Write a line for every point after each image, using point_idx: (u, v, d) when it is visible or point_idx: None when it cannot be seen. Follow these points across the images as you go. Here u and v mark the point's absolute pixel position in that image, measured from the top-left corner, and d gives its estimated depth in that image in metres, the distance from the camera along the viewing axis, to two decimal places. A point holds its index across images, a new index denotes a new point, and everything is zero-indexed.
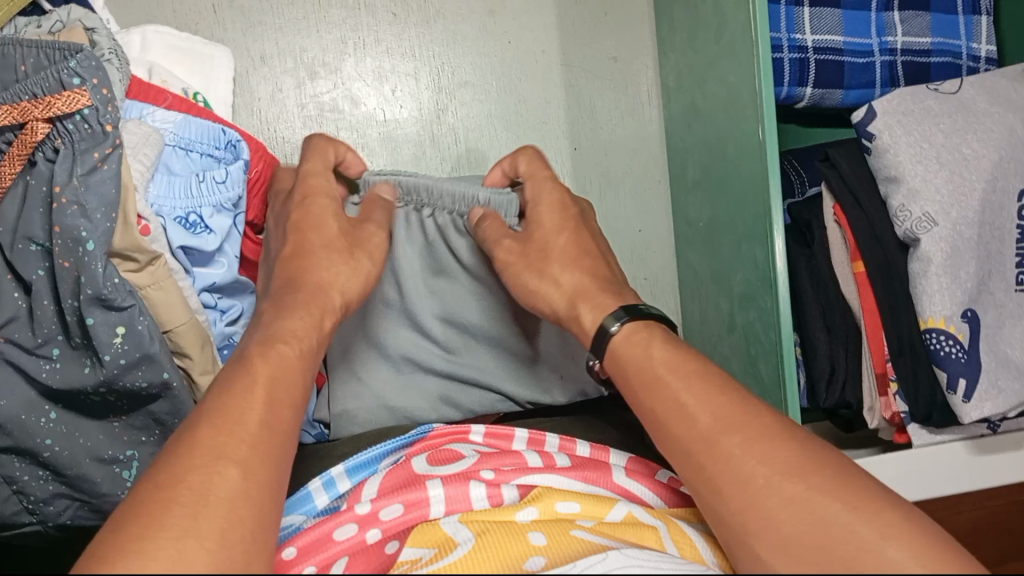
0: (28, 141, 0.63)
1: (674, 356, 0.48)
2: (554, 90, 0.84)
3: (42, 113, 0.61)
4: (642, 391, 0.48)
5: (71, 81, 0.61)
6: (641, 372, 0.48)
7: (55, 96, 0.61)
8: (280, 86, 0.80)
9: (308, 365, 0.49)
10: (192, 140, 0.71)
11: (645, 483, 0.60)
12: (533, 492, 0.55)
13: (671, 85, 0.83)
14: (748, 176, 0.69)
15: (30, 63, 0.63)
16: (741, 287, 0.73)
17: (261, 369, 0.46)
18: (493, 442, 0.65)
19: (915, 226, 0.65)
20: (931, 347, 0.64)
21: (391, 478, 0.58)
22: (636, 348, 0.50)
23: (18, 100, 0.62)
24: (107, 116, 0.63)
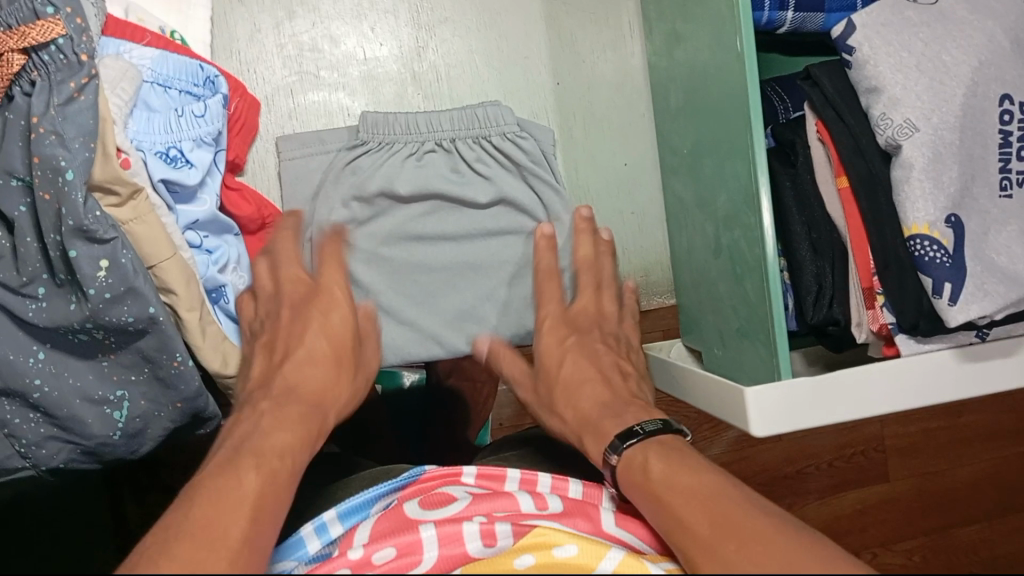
0: (4, 74, 0.62)
1: (677, 465, 0.55)
2: (535, 24, 0.84)
3: (17, 43, 0.61)
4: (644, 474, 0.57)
5: (45, 10, 0.62)
6: (656, 456, 0.58)
7: (29, 26, 0.61)
8: (258, 26, 0.79)
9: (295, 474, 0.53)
10: (170, 76, 0.71)
11: (636, 531, 0.59)
12: (528, 535, 0.54)
13: (652, 16, 0.82)
14: (727, 92, 0.69)
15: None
16: (725, 208, 0.73)
17: (243, 473, 0.49)
18: (485, 481, 0.64)
19: (896, 133, 0.65)
20: (916, 253, 0.64)
21: (384, 522, 0.57)
22: (638, 461, 0.59)
23: None
24: (82, 46, 0.63)
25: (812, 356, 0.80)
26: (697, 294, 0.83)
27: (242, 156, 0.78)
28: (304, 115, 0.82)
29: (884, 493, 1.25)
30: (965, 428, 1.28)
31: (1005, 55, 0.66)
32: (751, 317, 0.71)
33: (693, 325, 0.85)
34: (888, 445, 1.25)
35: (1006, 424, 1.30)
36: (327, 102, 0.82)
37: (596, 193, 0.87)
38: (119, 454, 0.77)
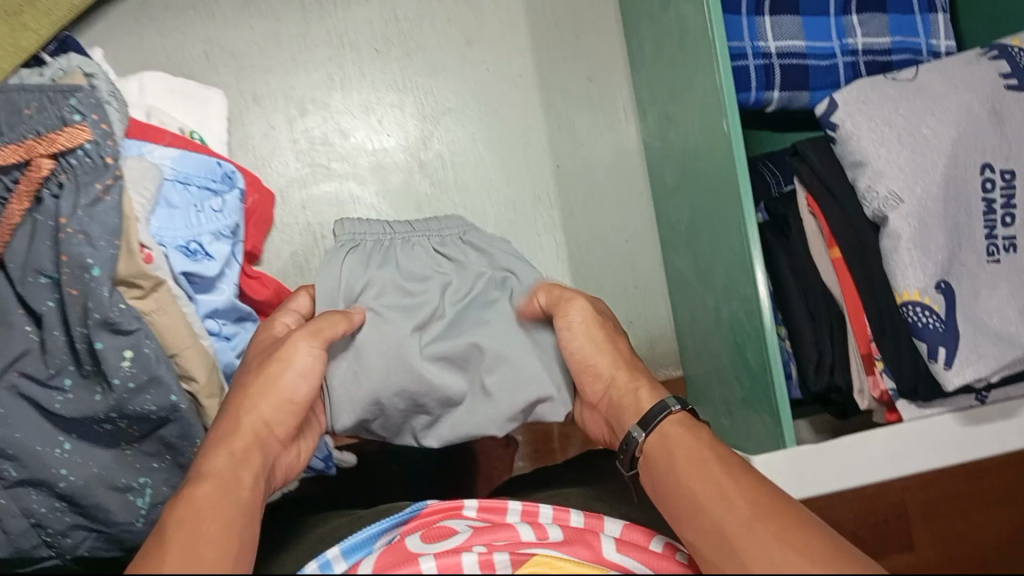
0: (34, 178, 0.66)
1: (720, 445, 0.53)
2: (534, 110, 0.88)
3: (46, 149, 0.65)
4: (681, 460, 0.52)
5: (73, 118, 0.66)
6: (692, 455, 0.52)
7: (58, 133, 0.65)
8: (272, 124, 0.84)
9: (262, 438, 0.54)
10: (190, 174, 0.75)
11: (640, 557, 0.51)
12: (528, 561, 0.48)
13: (645, 99, 0.87)
14: (718, 170, 0.73)
15: (35, 106, 0.66)
16: (723, 280, 0.75)
17: (218, 455, 0.51)
18: (488, 516, 0.58)
19: (883, 205, 0.68)
20: (910, 320, 0.66)
21: (386, 558, 0.51)
22: (681, 429, 0.55)
23: (23, 140, 0.66)
24: (107, 150, 0.67)
25: (820, 424, 0.80)
26: (702, 365, 0.84)
27: (258, 246, 0.81)
28: (315, 205, 0.85)
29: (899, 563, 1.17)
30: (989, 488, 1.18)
31: (982, 126, 0.69)
32: (754, 387, 0.72)
33: (703, 396, 0.86)
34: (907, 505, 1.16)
35: None
36: (339, 192, 0.85)
37: (600, 269, 0.89)
38: (141, 542, 0.77)
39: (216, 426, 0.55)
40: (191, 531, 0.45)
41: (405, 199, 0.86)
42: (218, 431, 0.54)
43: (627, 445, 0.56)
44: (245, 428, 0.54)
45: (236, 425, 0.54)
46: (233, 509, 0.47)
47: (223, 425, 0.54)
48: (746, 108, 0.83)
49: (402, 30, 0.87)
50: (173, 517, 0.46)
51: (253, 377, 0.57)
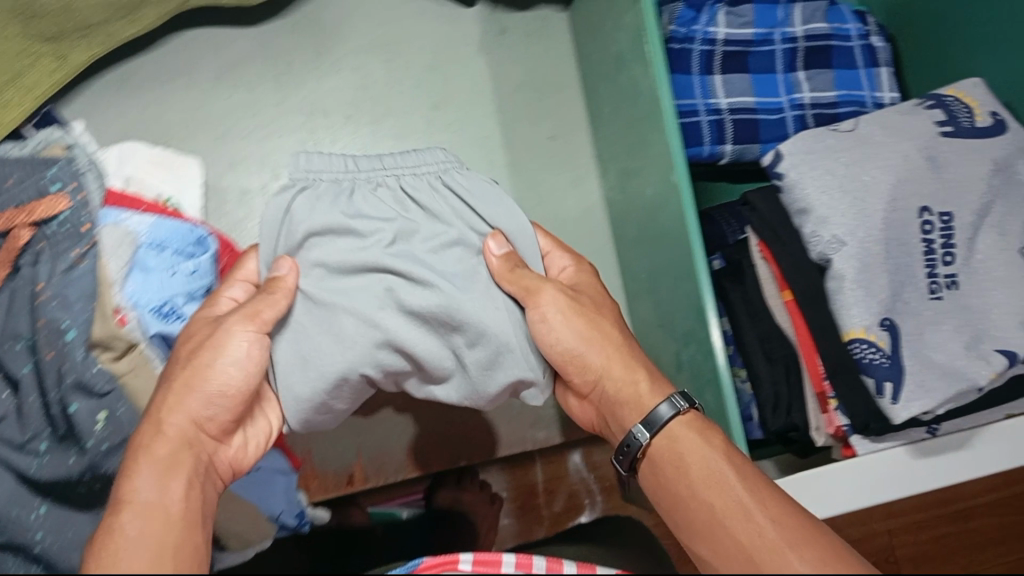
0: (13, 248, 0.73)
1: (730, 458, 0.63)
2: (498, 168, 0.92)
3: (27, 218, 0.73)
4: (704, 476, 0.62)
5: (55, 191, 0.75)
6: (704, 468, 0.63)
7: (37, 204, 0.74)
8: (248, 189, 0.88)
9: (217, 417, 0.60)
10: (164, 238, 0.77)
11: None
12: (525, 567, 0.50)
13: (606, 155, 0.90)
14: (671, 223, 0.76)
15: (15, 180, 0.74)
16: (682, 325, 0.77)
17: (170, 439, 0.57)
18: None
19: (827, 248, 0.71)
20: (857, 357, 0.69)
21: None
22: (693, 434, 0.65)
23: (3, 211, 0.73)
24: (85, 217, 0.75)
25: (785, 464, 0.82)
26: None
27: None
28: None
29: None
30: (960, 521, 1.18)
31: (920, 172, 0.73)
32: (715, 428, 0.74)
33: None
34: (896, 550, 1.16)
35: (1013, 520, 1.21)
36: None
37: None
38: None
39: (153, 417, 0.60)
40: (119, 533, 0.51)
41: None
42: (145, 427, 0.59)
43: (630, 446, 0.66)
44: (179, 416, 0.59)
45: (163, 422, 0.58)
46: (159, 521, 0.52)
47: (155, 417, 0.59)
48: (700, 160, 0.87)
49: (370, 97, 0.91)
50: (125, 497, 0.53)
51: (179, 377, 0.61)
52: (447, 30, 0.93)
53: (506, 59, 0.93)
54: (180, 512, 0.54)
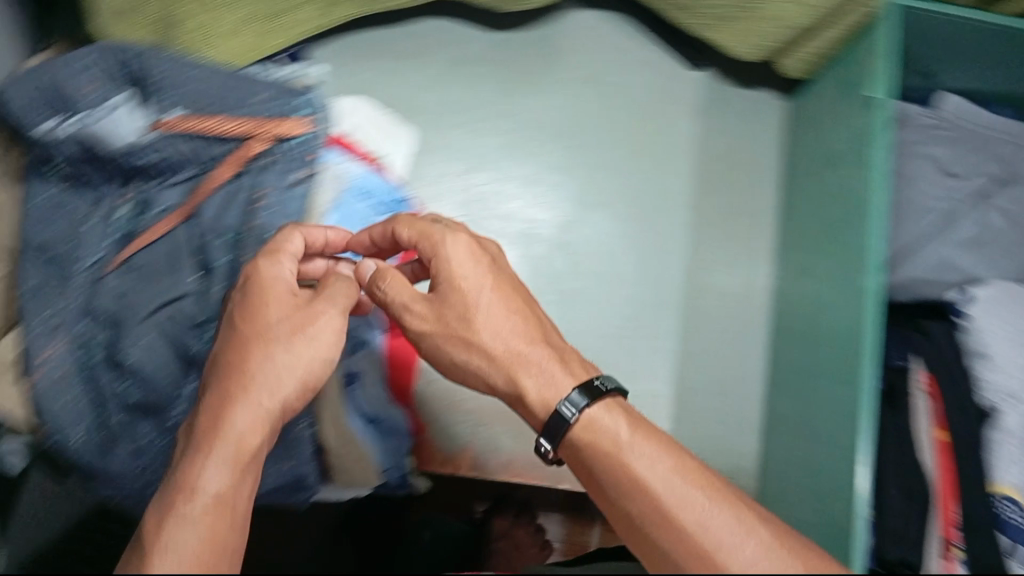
0: (243, 155, 0.79)
1: (640, 438, 0.63)
2: (680, 225, 0.92)
3: (272, 130, 0.79)
4: (602, 466, 0.62)
5: (298, 110, 0.80)
6: (614, 460, 0.62)
7: (280, 121, 0.79)
8: (444, 172, 0.91)
9: (244, 465, 0.61)
10: (371, 189, 0.85)
11: None
12: None
13: (789, 247, 0.89)
14: (844, 331, 0.74)
15: (268, 95, 0.79)
16: (824, 431, 0.76)
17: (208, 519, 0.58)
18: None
19: (999, 400, 0.75)
20: (1000, 513, 0.72)
21: None
22: (618, 415, 0.64)
23: (255, 118, 0.79)
24: (311, 147, 0.80)
25: None
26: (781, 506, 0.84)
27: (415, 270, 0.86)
28: None
29: None
30: None
31: None
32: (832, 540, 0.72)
33: None
34: None
35: None
36: None
37: (702, 389, 0.90)
38: None
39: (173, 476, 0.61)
40: (165, 554, 0.56)
41: (542, 269, 0.91)
42: (212, 419, 0.63)
43: (554, 422, 0.64)
44: (254, 421, 0.63)
45: (244, 409, 0.63)
46: (229, 514, 0.59)
47: (226, 436, 0.61)
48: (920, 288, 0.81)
49: (577, 124, 0.93)
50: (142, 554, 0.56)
51: (226, 371, 0.65)
52: (667, 82, 0.94)
53: (716, 126, 0.94)
54: (237, 511, 0.60)
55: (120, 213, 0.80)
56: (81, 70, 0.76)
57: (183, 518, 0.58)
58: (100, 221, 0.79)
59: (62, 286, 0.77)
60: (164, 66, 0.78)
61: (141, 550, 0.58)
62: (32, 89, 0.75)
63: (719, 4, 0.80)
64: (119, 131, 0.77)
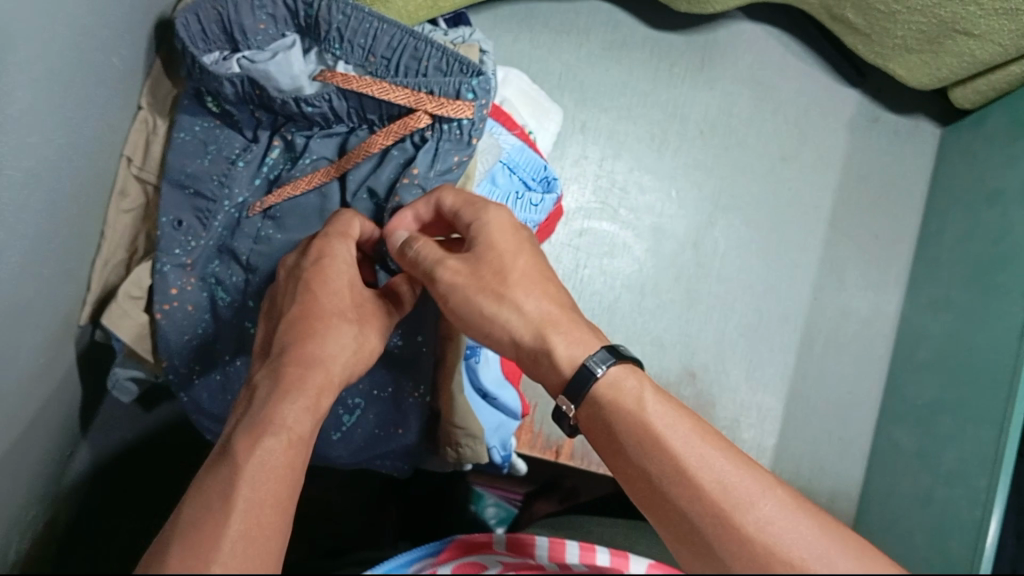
0: (408, 125, 0.73)
1: (666, 408, 0.54)
2: (814, 240, 0.92)
3: (431, 109, 0.71)
4: (627, 439, 0.54)
5: (465, 94, 0.70)
6: (630, 426, 0.54)
7: (447, 101, 0.71)
8: (586, 154, 0.92)
9: (304, 439, 0.53)
10: (519, 164, 0.81)
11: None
12: None
13: (923, 278, 0.88)
14: (991, 370, 0.73)
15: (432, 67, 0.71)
16: (950, 465, 0.75)
17: (245, 485, 0.48)
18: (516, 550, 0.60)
19: None
20: None
21: None
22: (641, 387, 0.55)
23: (417, 91, 0.71)
24: (477, 131, 0.72)
25: None
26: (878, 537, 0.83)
27: None
28: (592, 238, 0.91)
29: None
30: None
31: None
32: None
33: None
34: None
35: None
36: (615, 236, 0.91)
37: (814, 406, 0.89)
38: (338, 458, 0.81)
39: (219, 452, 0.52)
40: (224, 504, 0.47)
41: (669, 265, 0.91)
42: (291, 364, 0.57)
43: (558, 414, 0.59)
44: (320, 380, 0.56)
45: (330, 367, 0.58)
46: (294, 463, 0.51)
47: (302, 388, 0.55)
48: None
49: (725, 126, 0.93)
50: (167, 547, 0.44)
51: (299, 325, 0.60)
52: (823, 95, 0.93)
53: (865, 146, 0.93)
54: (302, 465, 0.52)
55: (270, 156, 0.78)
56: (257, 9, 0.74)
57: (240, 464, 0.49)
58: (246, 162, 0.77)
59: (203, 222, 0.77)
60: (337, 15, 0.72)
61: (189, 503, 0.48)
62: (202, 21, 0.75)
63: (908, 32, 0.79)
64: (283, 80, 0.74)
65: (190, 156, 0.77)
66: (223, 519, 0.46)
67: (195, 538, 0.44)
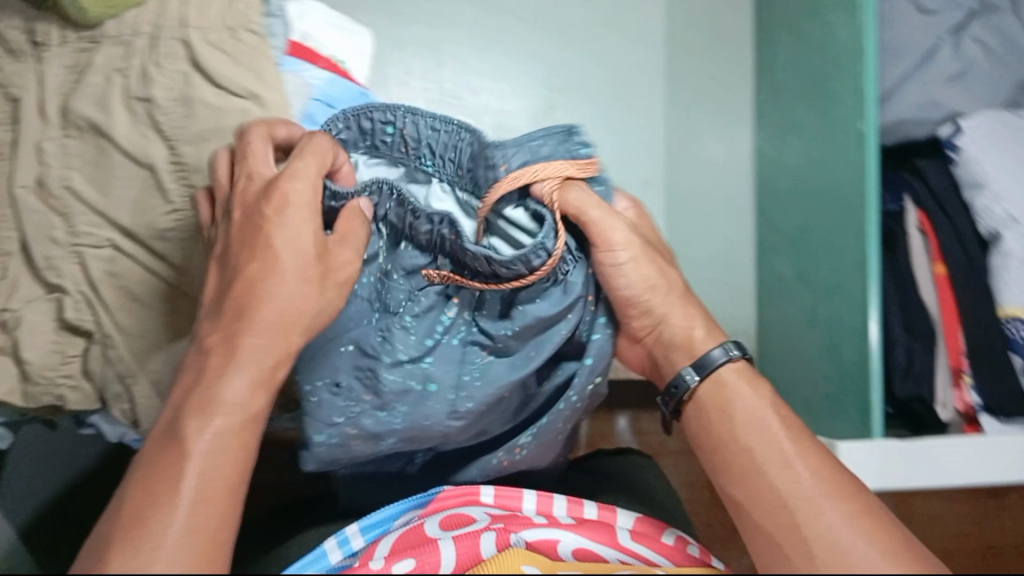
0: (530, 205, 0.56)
1: (781, 407, 0.56)
2: (657, 100, 0.90)
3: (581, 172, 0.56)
4: (718, 425, 0.56)
5: (580, 150, 0.56)
6: (750, 413, 0.55)
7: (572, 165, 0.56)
8: (409, 70, 0.87)
9: (259, 414, 0.48)
10: (335, 97, 0.77)
11: (647, 545, 0.62)
12: (536, 541, 0.59)
13: (766, 108, 0.88)
14: (844, 179, 0.73)
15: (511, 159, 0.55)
16: (828, 279, 0.76)
17: (197, 462, 0.44)
18: (503, 503, 0.66)
19: (999, 223, 0.71)
20: (1011, 335, 0.71)
21: (404, 538, 0.60)
22: (743, 382, 0.57)
23: (525, 164, 0.55)
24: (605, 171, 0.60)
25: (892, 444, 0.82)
26: (785, 363, 0.85)
27: None
28: None
29: None
30: None
31: None
32: (846, 384, 0.73)
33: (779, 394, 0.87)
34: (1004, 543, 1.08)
35: None
36: None
37: (695, 258, 0.91)
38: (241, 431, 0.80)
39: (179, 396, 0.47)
40: (174, 484, 0.43)
41: None
42: (223, 336, 0.48)
43: (676, 388, 0.59)
44: (260, 346, 0.48)
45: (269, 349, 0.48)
46: (241, 453, 0.46)
47: (234, 348, 0.47)
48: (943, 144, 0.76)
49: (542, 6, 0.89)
50: (115, 541, 0.42)
51: (237, 287, 0.49)
52: None
53: None
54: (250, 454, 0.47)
55: (449, 313, 0.62)
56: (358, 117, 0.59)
57: (181, 452, 0.44)
58: (439, 332, 0.61)
59: (367, 384, 0.58)
60: (425, 131, 0.58)
61: (132, 492, 0.44)
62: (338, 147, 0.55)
63: None
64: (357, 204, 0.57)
65: (441, 366, 0.60)
66: (158, 526, 0.42)
67: (122, 553, 0.41)
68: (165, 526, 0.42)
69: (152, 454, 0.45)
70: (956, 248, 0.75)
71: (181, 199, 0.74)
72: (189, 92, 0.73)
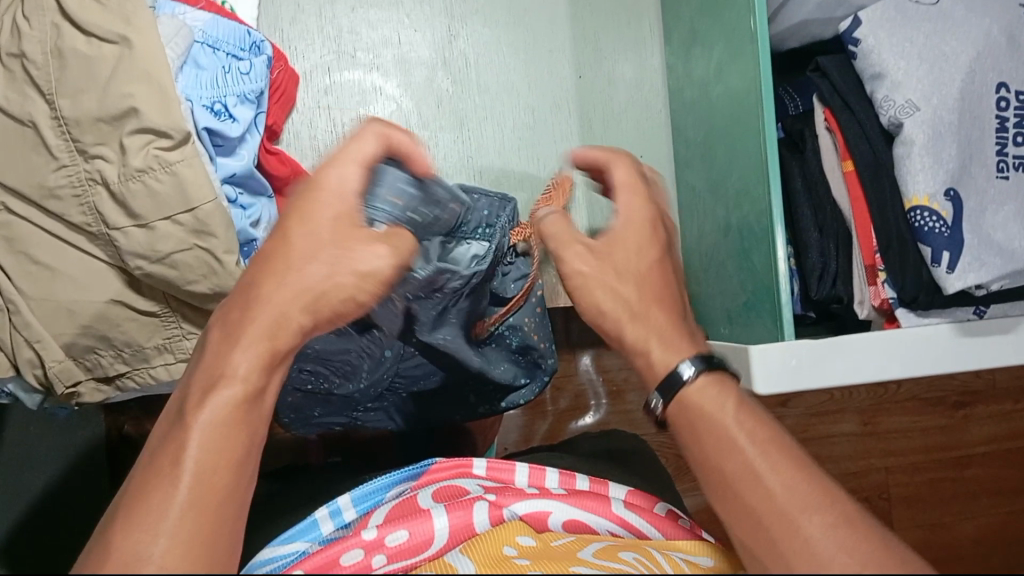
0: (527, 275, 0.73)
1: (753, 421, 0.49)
2: (561, 20, 0.87)
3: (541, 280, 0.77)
4: (698, 432, 0.50)
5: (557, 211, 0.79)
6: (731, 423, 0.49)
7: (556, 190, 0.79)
8: (300, 7, 0.84)
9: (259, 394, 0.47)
10: (219, 39, 0.76)
11: (641, 513, 0.64)
12: (532, 515, 0.60)
13: (672, 19, 0.86)
14: (743, 81, 0.71)
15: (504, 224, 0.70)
16: (736, 187, 0.75)
17: (194, 445, 0.44)
18: (496, 475, 0.67)
19: (899, 113, 0.69)
20: (917, 224, 0.68)
21: (394, 511, 0.60)
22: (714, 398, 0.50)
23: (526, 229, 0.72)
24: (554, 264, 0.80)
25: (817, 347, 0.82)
26: (707, 277, 0.85)
27: (280, 123, 0.82)
28: (339, 91, 0.85)
29: (897, 481, 1.25)
30: (961, 424, 1.27)
31: (1002, 47, 0.69)
32: (760, 290, 0.73)
33: (704, 309, 0.87)
34: (898, 438, 1.25)
35: (985, 413, 1.28)
36: (362, 82, 0.85)
37: None
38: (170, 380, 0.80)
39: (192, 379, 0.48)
40: (170, 469, 0.44)
41: (427, 94, 0.86)
42: (237, 312, 0.49)
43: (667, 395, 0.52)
44: (256, 337, 0.48)
45: (279, 314, 0.48)
46: (230, 437, 0.45)
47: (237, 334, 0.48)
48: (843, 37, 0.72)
49: None
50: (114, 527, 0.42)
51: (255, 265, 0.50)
52: None
53: None
54: (250, 433, 0.47)
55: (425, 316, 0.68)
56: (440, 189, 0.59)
57: (181, 431, 0.45)
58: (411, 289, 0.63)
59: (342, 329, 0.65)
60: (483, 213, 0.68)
61: (143, 469, 0.45)
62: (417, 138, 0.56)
63: None
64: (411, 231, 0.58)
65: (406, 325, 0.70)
66: (150, 530, 0.41)
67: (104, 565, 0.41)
68: (161, 515, 0.42)
69: (157, 443, 0.46)
70: (860, 143, 0.72)
71: (67, 155, 0.69)
72: (61, 44, 0.68)
